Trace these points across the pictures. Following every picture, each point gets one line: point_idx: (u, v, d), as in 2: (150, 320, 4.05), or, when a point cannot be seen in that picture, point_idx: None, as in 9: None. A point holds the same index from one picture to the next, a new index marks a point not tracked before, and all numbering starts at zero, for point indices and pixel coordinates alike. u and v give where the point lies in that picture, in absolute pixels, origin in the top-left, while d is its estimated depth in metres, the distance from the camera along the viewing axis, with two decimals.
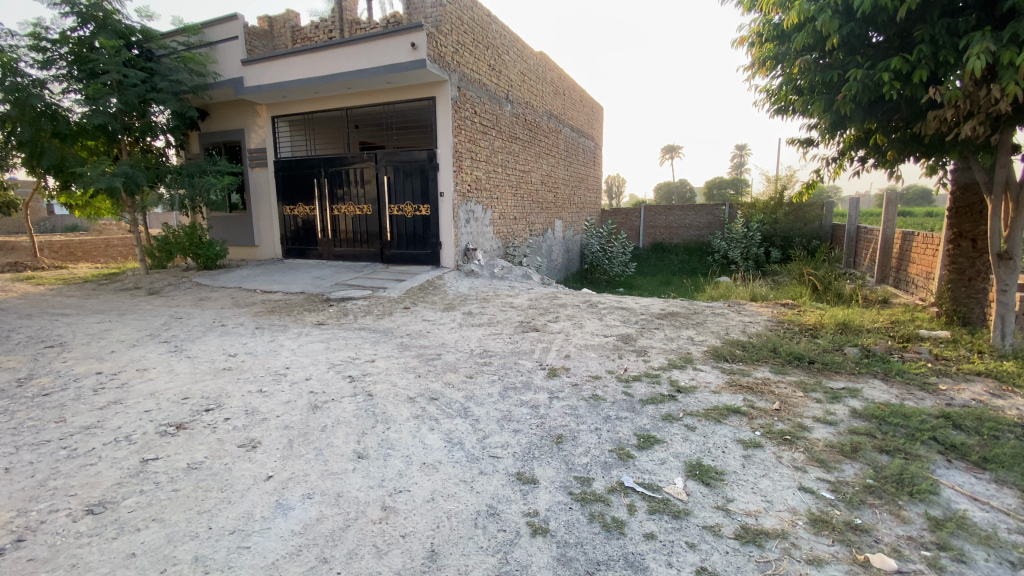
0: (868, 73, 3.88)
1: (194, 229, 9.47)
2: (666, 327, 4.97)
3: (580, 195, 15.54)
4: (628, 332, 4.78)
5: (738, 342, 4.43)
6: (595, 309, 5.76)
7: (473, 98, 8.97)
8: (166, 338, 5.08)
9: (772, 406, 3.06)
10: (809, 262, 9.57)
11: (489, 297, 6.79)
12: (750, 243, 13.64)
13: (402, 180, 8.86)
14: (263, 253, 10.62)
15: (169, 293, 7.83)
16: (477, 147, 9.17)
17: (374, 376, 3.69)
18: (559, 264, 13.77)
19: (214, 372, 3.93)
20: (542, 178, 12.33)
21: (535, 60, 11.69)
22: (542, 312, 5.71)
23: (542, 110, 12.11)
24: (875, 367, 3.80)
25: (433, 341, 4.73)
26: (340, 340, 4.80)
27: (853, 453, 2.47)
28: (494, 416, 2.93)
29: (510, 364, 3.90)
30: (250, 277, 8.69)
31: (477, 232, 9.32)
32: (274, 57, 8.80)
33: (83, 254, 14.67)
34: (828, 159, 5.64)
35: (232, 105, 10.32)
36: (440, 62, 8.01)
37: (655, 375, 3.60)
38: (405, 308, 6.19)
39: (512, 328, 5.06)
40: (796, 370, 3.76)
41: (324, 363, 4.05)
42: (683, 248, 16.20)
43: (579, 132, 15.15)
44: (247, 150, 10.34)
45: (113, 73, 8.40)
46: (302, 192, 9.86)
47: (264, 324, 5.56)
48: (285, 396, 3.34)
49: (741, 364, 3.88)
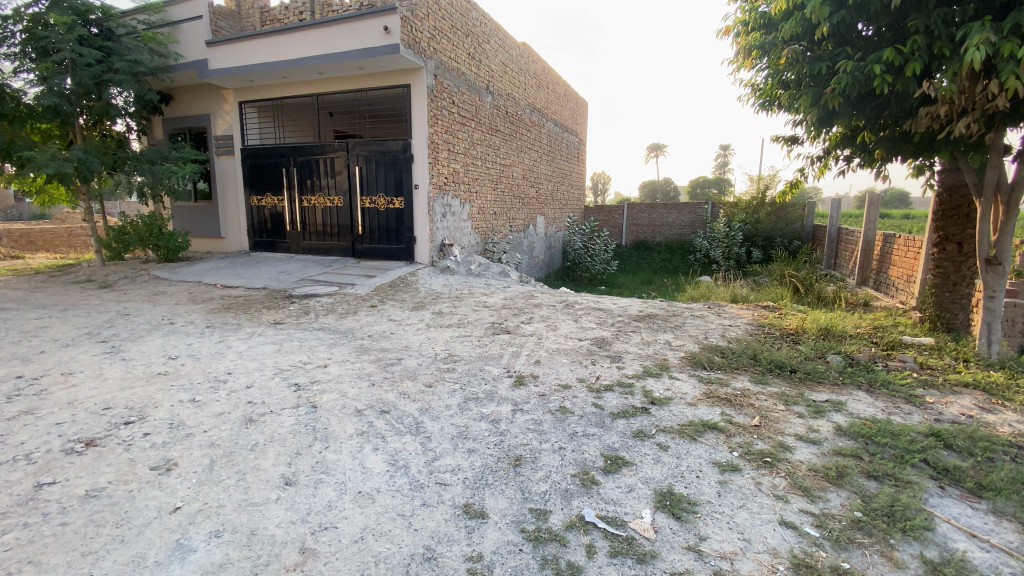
0: (859, 65, 3.69)
1: (154, 219, 8.95)
2: (644, 330, 4.72)
3: (563, 190, 15.28)
4: (603, 335, 4.52)
5: (718, 348, 4.20)
6: (571, 310, 5.50)
7: (450, 87, 8.62)
8: (105, 337, 4.67)
9: (751, 422, 2.82)
10: (790, 262, 9.45)
11: (462, 296, 6.49)
12: (732, 242, 13.55)
13: (374, 171, 8.47)
14: (230, 245, 10.15)
15: (122, 287, 7.35)
16: (454, 139, 8.82)
17: (324, 384, 3.37)
18: (540, 261, 13.50)
19: (147, 378, 3.56)
20: (524, 173, 12.02)
21: (518, 51, 11.36)
22: (515, 313, 5.43)
23: (524, 102, 11.79)
24: (859, 377, 3.60)
25: (396, 343, 4.41)
26: (295, 342, 4.44)
27: (839, 479, 2.23)
28: (448, 433, 2.63)
29: (474, 371, 3.61)
30: (212, 270, 8.24)
31: (454, 227, 8.98)
32: (241, 38, 8.34)
33: (43, 244, 13.98)
34: (813, 157, 5.46)
35: (197, 88, 9.79)
36: (415, 48, 7.64)
37: (628, 384, 3.34)
38: (371, 307, 5.85)
39: (482, 330, 4.77)
40: (778, 379, 3.54)
41: (272, 368, 3.70)
42: (665, 246, 16.08)
43: (563, 126, 14.87)
44: (213, 136, 9.84)
45: (66, 51, 7.82)
46: (270, 182, 9.40)
47: (216, 323, 5.17)
48: (217, 408, 3.00)
49: (720, 372, 3.65)
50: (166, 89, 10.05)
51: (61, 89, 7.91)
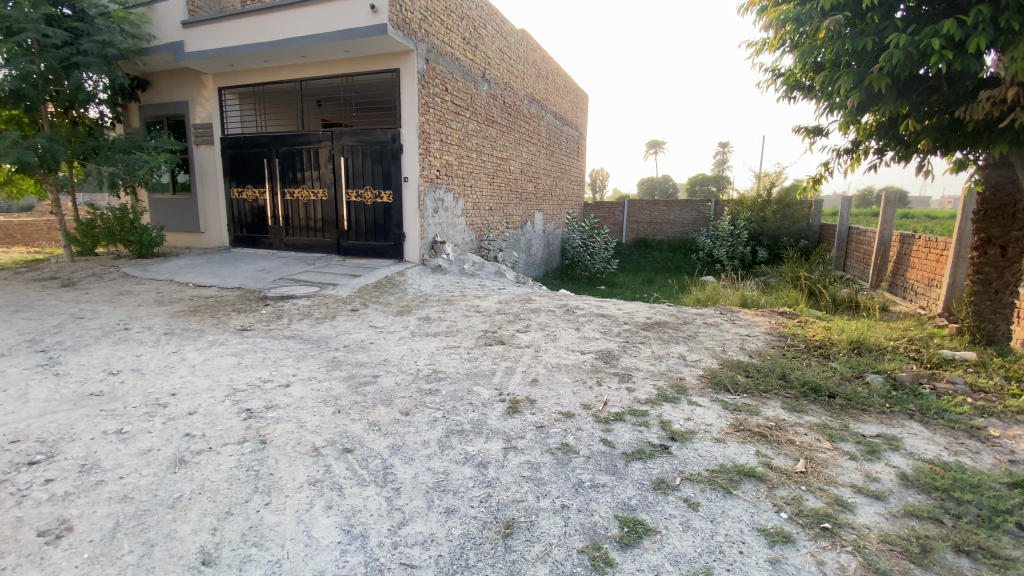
0: (912, 40, 3.29)
1: (126, 212, 8.35)
2: (654, 342, 4.20)
3: (562, 185, 14.73)
4: (609, 347, 4.00)
5: (740, 364, 3.69)
6: (571, 317, 4.96)
7: (443, 72, 8.06)
8: (44, 345, 4.09)
9: (794, 467, 2.32)
10: (802, 263, 8.95)
11: (452, 299, 5.95)
12: (736, 241, 13.05)
13: (361, 162, 7.91)
14: (211, 241, 9.59)
15: (86, 285, 6.77)
16: (447, 128, 8.26)
17: (281, 411, 2.83)
18: (538, 259, 12.97)
19: (74, 400, 3.00)
20: (522, 167, 11.47)
21: (517, 38, 10.79)
22: (509, 319, 4.90)
23: (522, 93, 11.22)
24: (909, 405, 3.10)
25: (373, 356, 3.87)
26: (259, 354, 3.90)
27: (925, 558, 1.73)
28: (423, 484, 2.10)
29: (460, 394, 3.08)
30: (187, 267, 7.68)
31: (446, 223, 8.45)
32: (218, 18, 7.74)
33: (22, 237, 13.35)
34: (839, 150, 4.98)
35: (175, 73, 9.19)
36: (405, 29, 7.09)
37: (642, 413, 2.82)
38: (352, 311, 5.31)
39: (472, 340, 4.23)
40: (814, 407, 3.04)
41: (225, 389, 3.16)
42: (667, 245, 15.58)
43: (563, 119, 14.30)
44: (191, 124, 9.26)
45: (29, 30, 7.07)
46: (252, 174, 8.84)
47: (176, 330, 4.60)
48: (144, 444, 2.46)
49: (747, 397, 3.14)
50: (143, 74, 9.46)
51: (24, 72, 7.21)
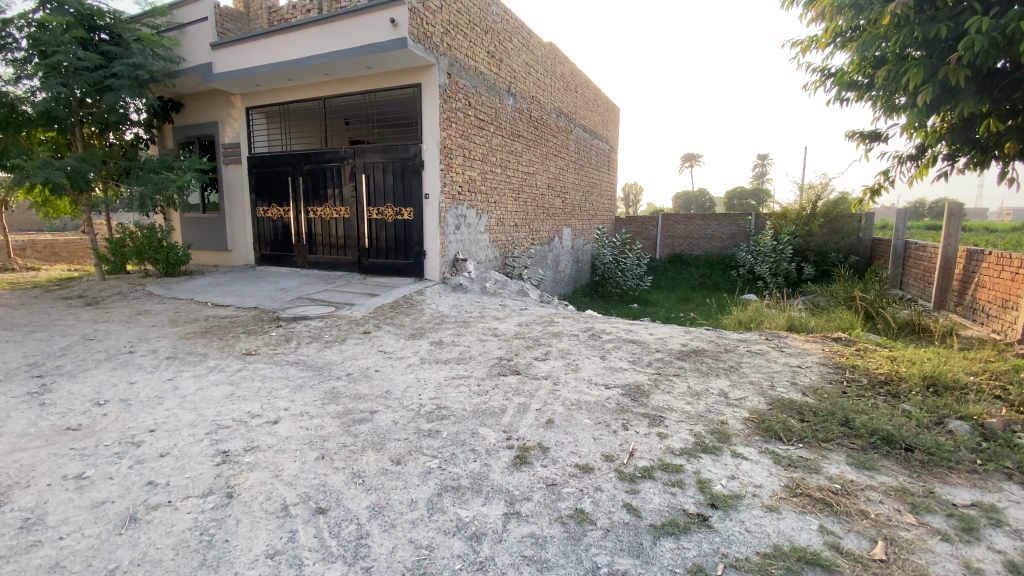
0: (996, 23, 2.84)
1: (154, 231, 8.45)
2: (690, 375, 3.70)
3: (592, 200, 14.30)
4: (637, 380, 3.53)
5: (792, 404, 3.17)
6: (597, 343, 4.50)
7: (466, 86, 7.85)
8: (43, 369, 3.94)
9: (870, 551, 1.82)
10: (854, 281, 8.19)
11: (469, 321, 5.59)
12: (780, 257, 12.20)
13: (382, 179, 7.75)
14: (237, 259, 9.63)
15: (109, 304, 6.77)
16: (470, 144, 8.02)
17: (259, 456, 2.51)
18: (566, 276, 12.55)
19: (48, 435, 2.76)
20: (549, 182, 11.14)
21: (544, 51, 10.53)
22: (528, 345, 4.49)
23: (550, 106, 10.93)
24: (1009, 463, 2.51)
25: (375, 387, 3.54)
26: (255, 383, 3.62)
27: None
28: (400, 563, 1.72)
29: (463, 437, 2.69)
30: (209, 286, 7.65)
31: (469, 240, 8.17)
32: (245, 39, 7.79)
33: (67, 255, 13.97)
34: (902, 158, 4.42)
35: (206, 95, 9.36)
36: (427, 43, 6.91)
37: (675, 468, 2.36)
38: (363, 334, 5.02)
39: (485, 369, 3.83)
40: (887, 464, 2.51)
41: (207, 426, 2.87)
42: (704, 261, 14.87)
43: (592, 133, 13.90)
44: (221, 144, 9.38)
45: (63, 54, 7.31)
46: (277, 192, 8.83)
47: (178, 354, 4.41)
48: (99, 495, 2.18)
49: (803, 448, 2.63)
50: (177, 96, 9.67)
51: (56, 93, 7.44)
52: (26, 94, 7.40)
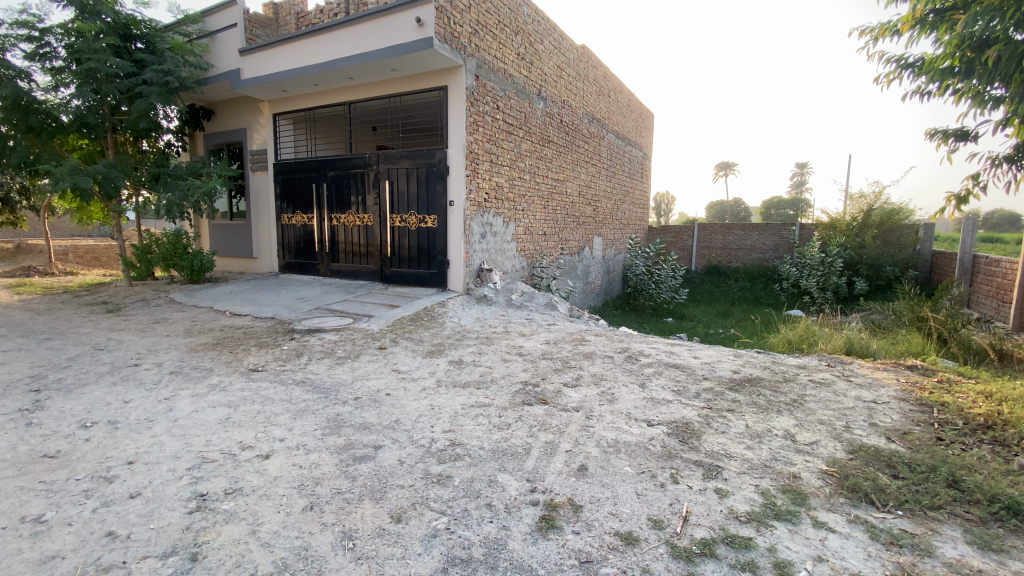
0: None
1: (179, 237, 8.41)
2: (747, 412, 3.16)
3: (624, 209, 13.75)
4: (685, 416, 3.03)
5: (878, 455, 2.61)
6: (634, 368, 4.00)
7: (495, 89, 7.52)
8: (41, 383, 3.68)
9: None
10: (922, 299, 7.39)
11: (492, 337, 5.17)
12: (829, 270, 11.24)
13: (406, 186, 7.47)
14: (262, 266, 9.53)
15: (130, 311, 6.64)
16: (498, 149, 7.66)
17: (239, 502, 2.13)
18: (596, 287, 12.01)
19: (19, 463, 2.41)
20: (580, 189, 10.68)
21: (576, 54, 10.14)
22: (556, 368, 4.02)
23: (581, 111, 10.50)
24: None
25: (385, 415, 3.15)
26: (254, 407, 3.28)
27: None
28: None
29: (478, 487, 2.25)
30: (230, 294, 7.49)
31: (495, 249, 7.78)
32: (272, 43, 7.68)
33: (106, 260, 14.31)
34: (996, 159, 3.79)
35: (235, 102, 9.35)
36: (454, 43, 6.60)
37: (744, 544, 1.86)
38: (378, 350, 4.67)
39: (508, 397, 3.38)
40: (1020, 545, 1.94)
41: (190, 459, 2.52)
42: (744, 273, 14.06)
43: (626, 139, 13.38)
44: (249, 151, 9.33)
45: (95, 61, 7.30)
46: (301, 199, 8.68)
47: (183, 369, 4.13)
48: (50, 548, 1.81)
49: (905, 518, 2.08)
50: (208, 104, 9.70)
51: (90, 101, 7.44)
52: (61, 101, 7.41)
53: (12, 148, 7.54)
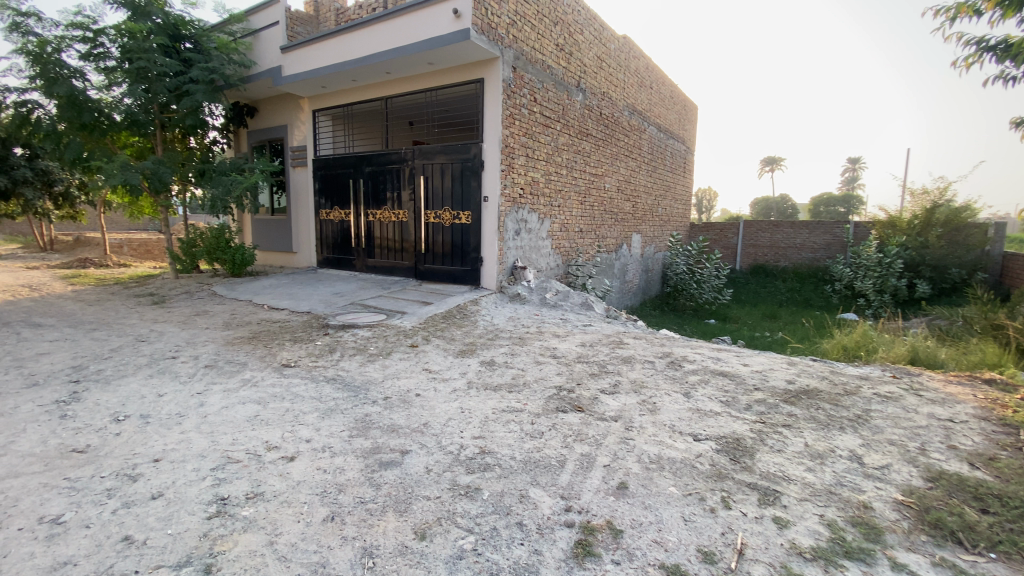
0: None
1: (222, 232, 8.64)
2: (805, 428, 2.87)
3: (665, 205, 13.26)
4: (736, 431, 2.76)
5: (962, 484, 2.29)
6: (677, 375, 3.74)
7: (533, 81, 7.31)
8: (82, 374, 3.76)
9: None
10: (998, 305, 6.73)
11: (526, 337, 4.99)
12: (886, 271, 10.40)
13: (441, 181, 7.37)
14: (301, 261, 9.69)
15: (175, 303, 6.84)
16: (535, 143, 7.47)
17: (259, 509, 2.04)
18: (634, 286, 11.65)
19: (50, 457, 2.46)
20: (619, 184, 10.34)
21: (618, 45, 9.81)
22: (593, 372, 3.81)
23: (622, 104, 10.16)
24: None
25: (414, 417, 3.04)
26: (283, 404, 3.22)
27: None
28: None
29: (508, 503, 2.09)
30: (269, 288, 7.62)
31: (529, 246, 7.59)
32: (311, 40, 7.73)
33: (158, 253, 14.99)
34: None
35: (277, 99, 9.52)
36: (492, 34, 6.43)
37: None
38: (409, 348, 4.58)
39: (542, 403, 3.20)
40: None
41: (215, 459, 2.47)
42: (792, 273, 13.36)
43: (668, 133, 12.90)
44: (290, 147, 9.47)
45: (145, 61, 7.54)
46: (339, 195, 8.74)
47: (218, 362, 4.15)
48: (63, 553, 1.78)
49: (1004, 565, 1.78)
50: (251, 101, 9.91)
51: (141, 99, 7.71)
52: (114, 100, 7.71)
53: (66, 144, 7.91)
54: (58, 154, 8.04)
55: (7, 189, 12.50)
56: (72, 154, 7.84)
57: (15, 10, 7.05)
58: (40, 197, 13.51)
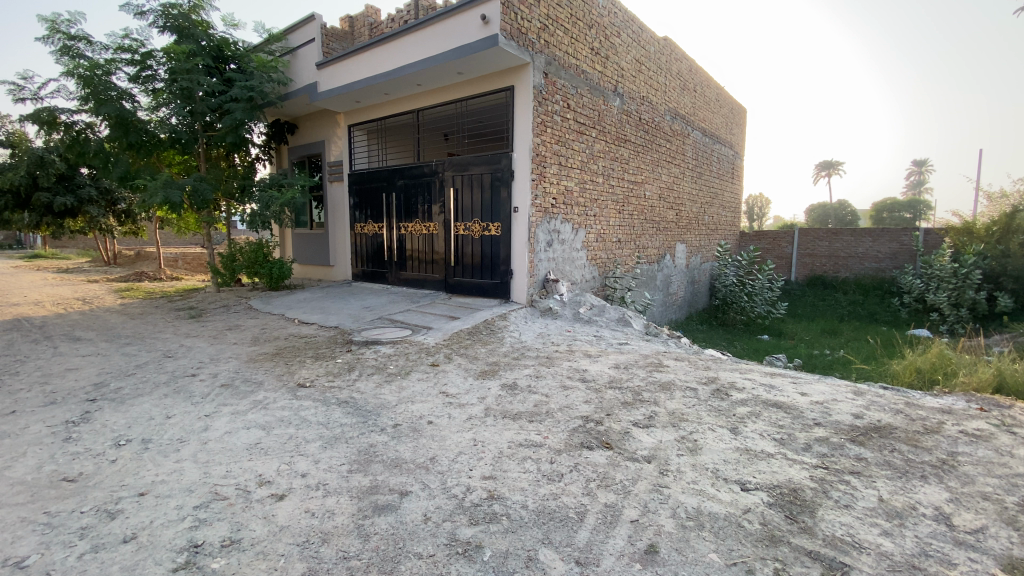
0: None
1: (260, 247, 8.81)
2: (879, 477, 2.38)
3: (711, 213, 12.56)
4: (795, 482, 2.31)
5: None
6: (722, 406, 3.28)
7: (565, 87, 7.02)
8: (101, 392, 3.74)
9: None
10: None
11: (554, 357, 4.64)
12: (964, 282, 9.32)
13: (471, 192, 7.18)
14: (336, 274, 9.75)
15: (211, 317, 6.93)
16: (568, 150, 7.16)
17: (231, 561, 1.81)
18: (678, 299, 11.04)
19: (40, 486, 2.36)
20: (661, 192, 9.84)
21: (658, 47, 9.38)
22: (626, 401, 3.41)
23: (663, 108, 9.70)
24: None
25: (421, 449, 2.76)
26: (287, 431, 3.02)
27: None
28: None
29: (510, 568, 1.76)
30: (302, 302, 7.64)
31: (562, 257, 7.25)
32: (345, 55, 7.79)
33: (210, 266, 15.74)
34: None
35: (315, 115, 9.69)
36: (522, 39, 6.20)
37: None
38: (430, 367, 4.34)
39: (564, 437, 2.85)
40: None
41: (202, 495, 2.28)
42: (854, 285, 12.32)
43: (714, 137, 12.27)
44: (327, 162, 9.59)
45: (189, 81, 7.82)
46: (373, 208, 8.73)
47: (235, 381, 4.04)
48: None
49: None
50: (292, 119, 10.15)
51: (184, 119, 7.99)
52: (160, 119, 8.03)
53: (115, 162, 8.32)
54: (108, 171, 8.48)
55: (74, 206, 13.76)
56: (120, 171, 8.26)
57: (66, 34, 7.52)
58: (105, 214, 14.65)
